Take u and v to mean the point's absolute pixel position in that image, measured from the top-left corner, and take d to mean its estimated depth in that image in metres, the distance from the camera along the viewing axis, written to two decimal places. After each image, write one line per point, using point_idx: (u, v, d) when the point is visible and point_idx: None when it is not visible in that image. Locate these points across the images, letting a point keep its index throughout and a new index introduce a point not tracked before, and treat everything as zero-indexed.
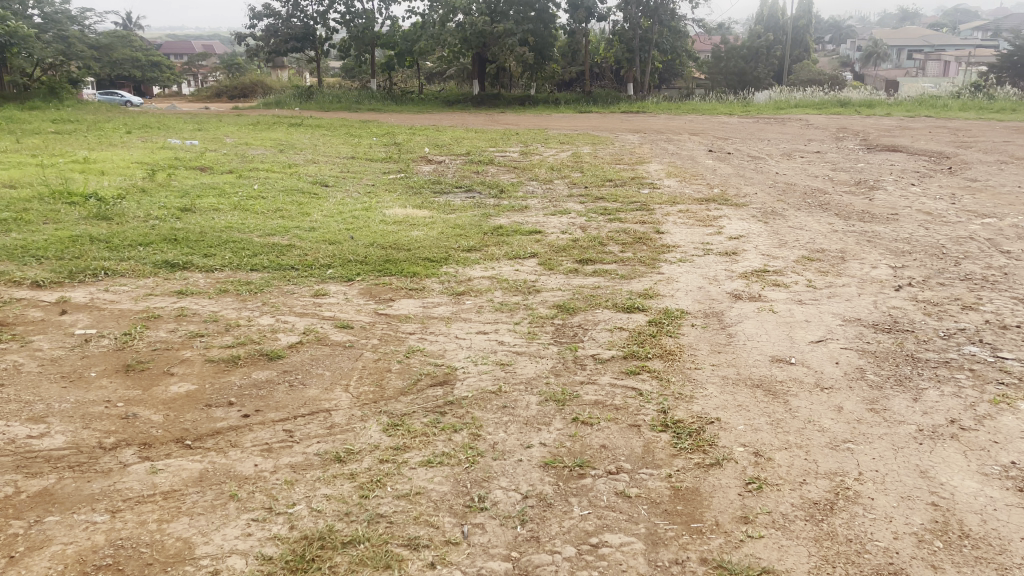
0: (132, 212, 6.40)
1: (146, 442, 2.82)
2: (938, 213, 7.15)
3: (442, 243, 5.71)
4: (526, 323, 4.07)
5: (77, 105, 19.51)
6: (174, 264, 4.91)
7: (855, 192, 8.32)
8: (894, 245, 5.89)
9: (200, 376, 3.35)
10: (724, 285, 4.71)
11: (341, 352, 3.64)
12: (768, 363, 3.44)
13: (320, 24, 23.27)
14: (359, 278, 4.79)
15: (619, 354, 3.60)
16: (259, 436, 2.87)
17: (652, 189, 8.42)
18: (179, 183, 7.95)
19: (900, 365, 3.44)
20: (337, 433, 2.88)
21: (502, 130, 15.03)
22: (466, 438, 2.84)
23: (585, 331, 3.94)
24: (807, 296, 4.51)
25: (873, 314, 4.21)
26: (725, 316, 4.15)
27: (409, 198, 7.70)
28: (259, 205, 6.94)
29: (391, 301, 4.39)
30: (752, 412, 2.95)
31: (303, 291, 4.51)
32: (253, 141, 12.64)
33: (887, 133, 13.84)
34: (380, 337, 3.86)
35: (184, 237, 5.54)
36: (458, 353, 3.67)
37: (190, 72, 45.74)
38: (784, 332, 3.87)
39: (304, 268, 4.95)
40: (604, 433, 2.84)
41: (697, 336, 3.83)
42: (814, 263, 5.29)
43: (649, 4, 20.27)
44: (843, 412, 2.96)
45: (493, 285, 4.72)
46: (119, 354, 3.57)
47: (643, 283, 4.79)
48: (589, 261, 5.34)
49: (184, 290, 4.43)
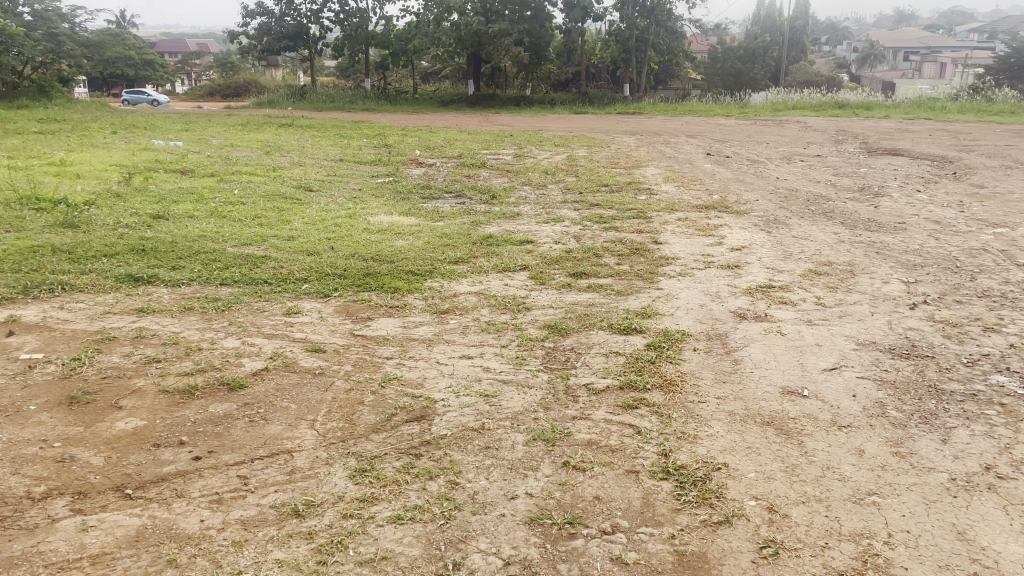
0: (100, 219, 6.06)
1: (80, 491, 2.49)
2: (947, 222, 6.86)
3: (428, 254, 5.39)
4: (514, 346, 3.75)
5: (65, 105, 19.16)
6: (138, 278, 4.58)
7: (858, 199, 8.03)
8: (904, 257, 5.59)
9: (151, 409, 3.03)
10: (728, 303, 4.40)
11: (309, 381, 3.32)
12: (777, 395, 3.13)
13: (314, 23, 22.86)
14: (337, 294, 4.46)
15: (615, 384, 3.28)
16: (208, 484, 2.54)
17: (650, 195, 8.11)
18: (156, 187, 7.60)
19: (923, 399, 3.14)
20: (298, 480, 2.56)
21: (496, 131, 14.71)
22: (441, 487, 2.52)
23: (577, 356, 3.63)
24: (817, 315, 4.20)
25: (889, 337, 3.90)
26: (730, 339, 3.84)
27: (396, 203, 7.38)
28: (237, 211, 6.61)
29: (368, 320, 4.07)
30: (763, 456, 2.64)
31: (274, 309, 4.18)
32: (239, 143, 12.26)
33: (888, 136, 13.59)
34: (355, 363, 3.53)
35: (152, 248, 5.20)
36: (439, 382, 3.34)
37: (184, 71, 45.38)
38: (794, 358, 3.56)
39: (278, 282, 4.63)
40: (597, 482, 2.53)
41: (700, 362, 3.52)
42: (822, 277, 4.99)
43: (645, 4, 20.01)
44: (865, 457, 2.65)
45: (479, 302, 4.40)
46: (64, 383, 3.24)
47: (640, 299, 4.48)
48: (584, 274, 5.02)
49: (145, 307, 4.10)
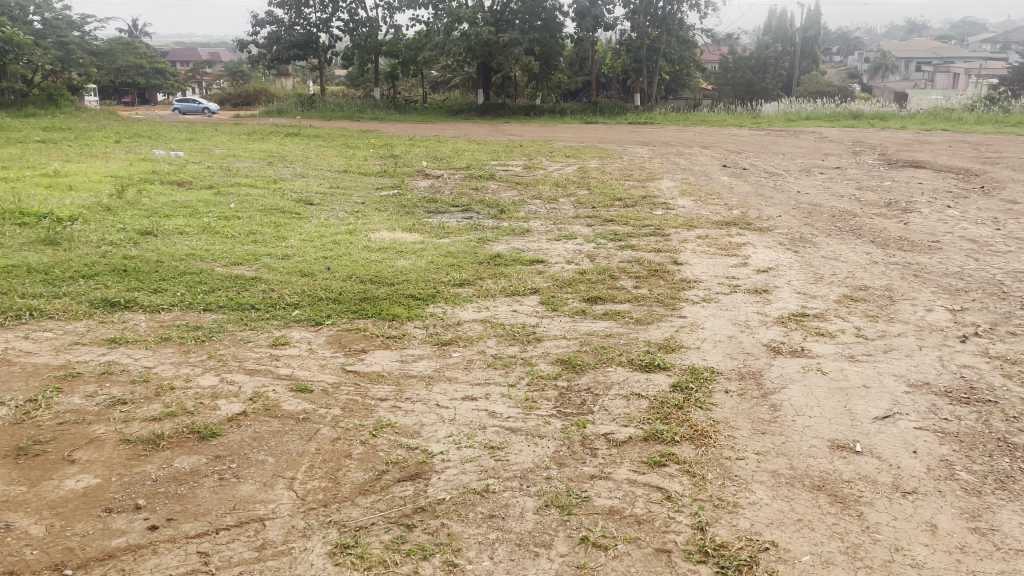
0: (84, 235, 5.70)
1: (11, 572, 2.11)
2: (984, 240, 6.44)
3: (431, 275, 5.01)
4: (524, 385, 3.35)
5: (72, 113, 18.92)
6: (115, 302, 4.21)
7: (885, 215, 7.61)
8: (945, 281, 5.17)
9: (107, 464, 2.64)
10: (759, 334, 3.99)
11: (292, 428, 2.92)
12: (826, 451, 2.73)
13: (323, 31, 22.59)
14: (329, 322, 4.08)
15: (638, 435, 2.88)
16: (163, 563, 2.16)
17: (666, 209, 7.72)
18: (150, 200, 7.26)
19: (993, 456, 2.74)
20: (270, 558, 2.18)
21: (505, 141, 14.37)
22: (437, 571, 2.13)
23: (595, 398, 3.22)
24: (860, 350, 3.79)
25: (943, 377, 3.49)
26: (765, 378, 3.42)
27: (399, 218, 7.02)
28: (231, 226, 6.27)
29: (362, 353, 3.67)
30: (817, 532, 2.25)
31: (259, 339, 3.79)
32: (242, 153, 11.94)
33: (907, 147, 13.18)
34: (344, 405, 3.14)
35: (135, 267, 4.84)
36: (438, 430, 2.95)
37: (196, 79, 45.21)
38: (839, 403, 3.16)
39: (266, 307, 4.26)
40: (622, 566, 2.14)
41: (733, 407, 3.11)
42: (859, 304, 4.58)
43: (657, 14, 19.72)
44: (938, 534, 2.26)
45: (485, 332, 4.00)
46: (14, 429, 2.86)
47: (662, 329, 4.08)
48: (598, 299, 4.62)
49: (118, 337, 3.73)
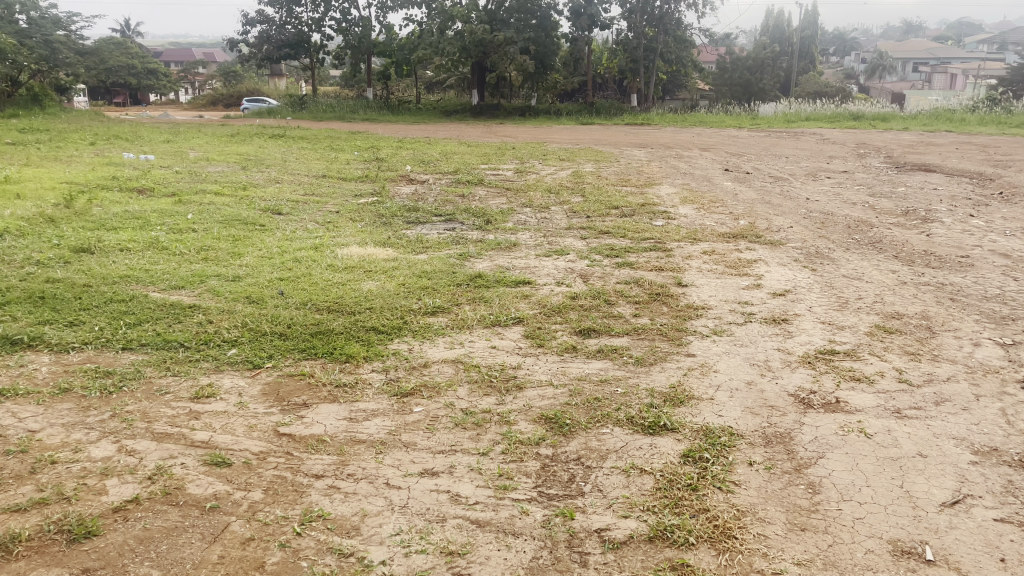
0: (9, 253, 5.02)
1: None
2: (1017, 254, 5.80)
3: (399, 300, 4.35)
4: (497, 454, 2.68)
5: (54, 115, 18.12)
6: (17, 339, 3.54)
7: (905, 225, 6.96)
8: (986, 306, 4.52)
9: None
10: (785, 380, 3.33)
11: (191, 524, 2.26)
12: (888, 562, 2.10)
13: (315, 30, 21.86)
14: (270, 365, 3.42)
15: (641, 534, 2.22)
16: None
17: (667, 219, 7.08)
18: (100, 211, 6.56)
19: None
20: None
21: (499, 143, 13.71)
22: None
23: (586, 474, 2.56)
24: (906, 402, 3.13)
25: (1013, 439, 2.83)
26: (797, 443, 2.76)
27: (374, 229, 6.36)
28: (182, 241, 5.60)
29: (303, 408, 3.00)
30: None
31: (180, 390, 3.12)
32: (218, 156, 11.21)
33: (915, 148, 12.58)
34: (269, 487, 2.47)
35: (54, 293, 4.17)
36: (383, 524, 2.28)
37: (187, 80, 44.20)
38: (894, 481, 2.51)
39: (198, 344, 3.60)
40: None
41: (760, 489, 2.45)
42: (895, 338, 3.93)
43: (654, 13, 19.11)
44: None
45: (456, 378, 3.33)
46: None
47: (667, 373, 3.42)
48: (592, 332, 3.95)
49: (6, 389, 3.06)
